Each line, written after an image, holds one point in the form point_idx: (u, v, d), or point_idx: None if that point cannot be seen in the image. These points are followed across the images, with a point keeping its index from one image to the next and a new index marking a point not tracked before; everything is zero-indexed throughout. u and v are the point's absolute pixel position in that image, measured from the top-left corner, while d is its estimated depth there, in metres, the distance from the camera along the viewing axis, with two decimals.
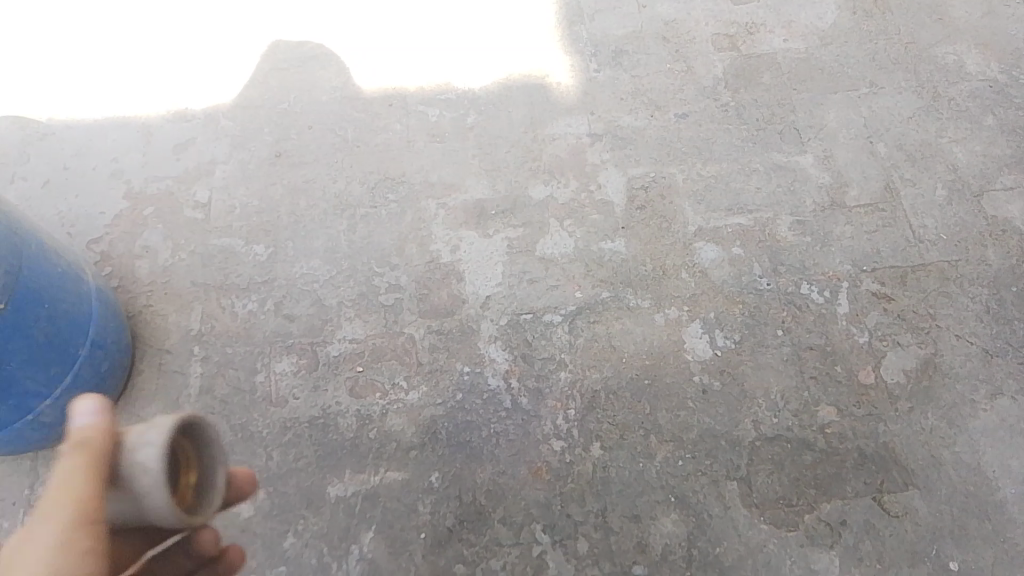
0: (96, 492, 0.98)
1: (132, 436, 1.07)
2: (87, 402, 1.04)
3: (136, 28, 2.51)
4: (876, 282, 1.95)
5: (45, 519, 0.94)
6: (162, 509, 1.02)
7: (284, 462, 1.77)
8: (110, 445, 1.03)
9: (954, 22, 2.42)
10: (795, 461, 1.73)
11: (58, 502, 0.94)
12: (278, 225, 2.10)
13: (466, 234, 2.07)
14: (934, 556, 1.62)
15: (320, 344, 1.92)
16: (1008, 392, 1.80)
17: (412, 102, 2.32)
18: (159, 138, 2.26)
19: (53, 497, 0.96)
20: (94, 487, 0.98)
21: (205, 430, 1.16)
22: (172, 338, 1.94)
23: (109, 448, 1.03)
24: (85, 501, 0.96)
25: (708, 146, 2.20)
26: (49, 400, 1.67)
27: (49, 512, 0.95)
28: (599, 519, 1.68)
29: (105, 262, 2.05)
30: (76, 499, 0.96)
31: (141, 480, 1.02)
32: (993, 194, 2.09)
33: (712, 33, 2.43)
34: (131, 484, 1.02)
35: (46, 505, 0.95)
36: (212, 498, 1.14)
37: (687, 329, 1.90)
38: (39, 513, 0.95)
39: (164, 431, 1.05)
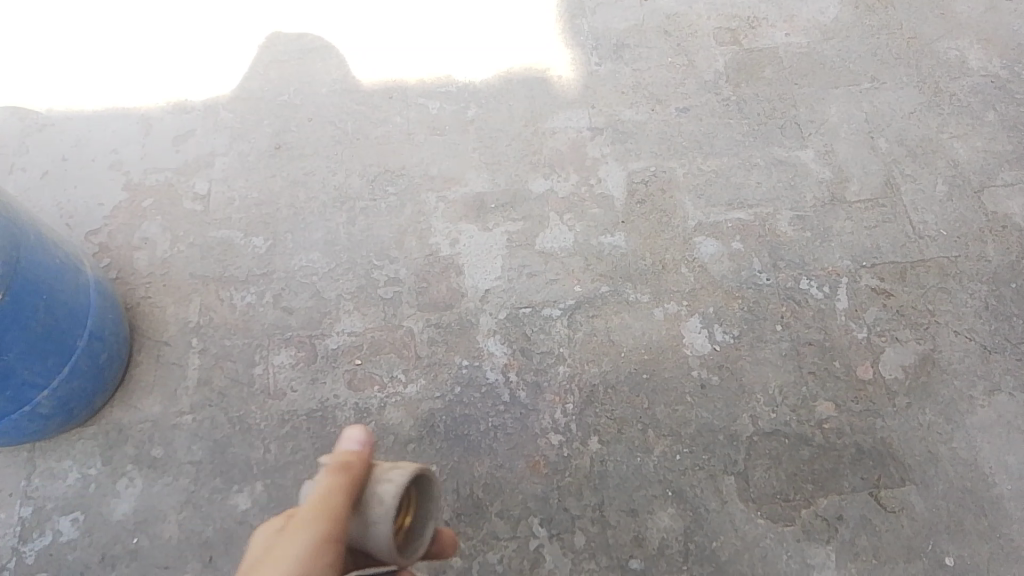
0: (348, 508, 1.04)
1: (379, 471, 1.14)
2: (356, 432, 1.14)
3: (135, 19, 2.50)
4: (875, 278, 1.95)
5: (305, 518, 1.01)
6: (386, 544, 1.06)
7: (282, 454, 1.77)
8: (366, 474, 1.10)
9: (956, 17, 2.41)
10: (793, 456, 1.73)
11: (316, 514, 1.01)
12: (277, 218, 2.10)
13: (465, 227, 2.07)
14: (930, 552, 1.62)
15: (319, 337, 1.92)
16: (1007, 389, 1.79)
17: (412, 95, 2.31)
18: (159, 130, 2.25)
19: (314, 504, 1.03)
20: (348, 502, 1.05)
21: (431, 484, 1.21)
22: (170, 330, 1.94)
23: (365, 473, 1.11)
24: (338, 515, 1.02)
25: (709, 140, 2.19)
26: (47, 391, 1.66)
27: (309, 514, 1.01)
28: (596, 513, 1.68)
29: (104, 253, 2.04)
30: (332, 508, 1.02)
31: (376, 512, 1.06)
32: (994, 190, 2.08)
33: (714, 27, 2.42)
34: (366, 513, 1.07)
35: (309, 506, 1.03)
36: (416, 550, 1.16)
37: (686, 324, 1.90)
38: (300, 512, 1.02)
39: (410, 470, 1.13)
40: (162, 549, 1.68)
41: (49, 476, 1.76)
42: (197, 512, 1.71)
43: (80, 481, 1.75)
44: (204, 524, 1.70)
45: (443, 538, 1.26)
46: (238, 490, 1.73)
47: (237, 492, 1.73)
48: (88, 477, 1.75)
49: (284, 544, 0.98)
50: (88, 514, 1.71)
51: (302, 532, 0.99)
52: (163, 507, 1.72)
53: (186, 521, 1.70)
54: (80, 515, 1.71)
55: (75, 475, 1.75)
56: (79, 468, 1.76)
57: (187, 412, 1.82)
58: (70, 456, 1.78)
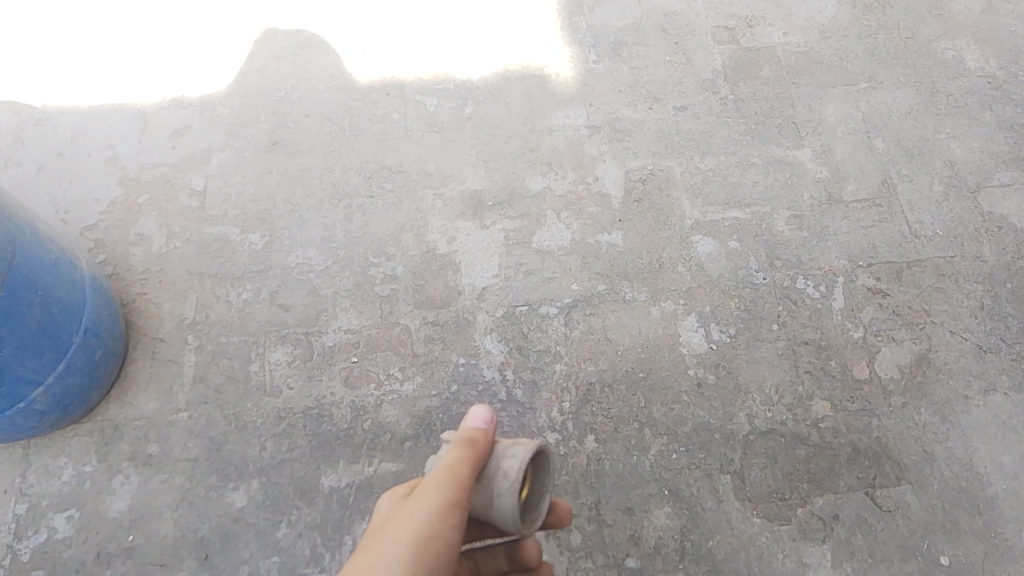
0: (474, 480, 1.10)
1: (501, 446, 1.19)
2: (481, 409, 1.20)
3: (130, 14, 2.48)
4: (871, 278, 1.95)
5: (435, 484, 1.07)
6: (510, 516, 1.11)
7: (278, 451, 1.77)
8: (489, 449, 1.16)
9: (954, 17, 2.41)
10: (789, 455, 1.73)
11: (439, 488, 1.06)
12: (273, 214, 2.09)
13: (463, 225, 2.07)
14: (925, 551, 1.63)
15: (315, 334, 1.92)
16: (1002, 388, 1.80)
17: (409, 91, 2.30)
18: (155, 125, 2.24)
19: (444, 472, 1.09)
20: (473, 473, 1.10)
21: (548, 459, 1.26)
22: (166, 327, 1.93)
23: (488, 447, 1.16)
24: (465, 485, 1.08)
25: (706, 139, 2.20)
26: (42, 387, 1.65)
27: (439, 480, 1.07)
28: (592, 512, 1.68)
29: (99, 249, 2.03)
30: (459, 477, 1.08)
31: (501, 485, 1.12)
32: (990, 190, 2.09)
33: (712, 26, 2.42)
34: (492, 486, 1.13)
35: (440, 474, 1.09)
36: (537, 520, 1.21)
37: (683, 323, 1.90)
38: (431, 479, 1.08)
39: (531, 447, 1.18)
40: (157, 547, 1.67)
41: (43, 473, 1.75)
42: (193, 509, 1.71)
43: (75, 478, 1.74)
44: (200, 522, 1.69)
45: (557, 509, 1.36)
46: (234, 488, 1.73)
47: (233, 490, 1.73)
48: (83, 474, 1.74)
49: (414, 505, 1.04)
50: (82, 512, 1.71)
51: (432, 496, 1.05)
52: (159, 505, 1.71)
53: (182, 519, 1.70)
54: (75, 512, 1.71)
55: (70, 472, 1.75)
56: (74, 465, 1.75)
57: (183, 409, 1.82)
58: (65, 453, 1.77)
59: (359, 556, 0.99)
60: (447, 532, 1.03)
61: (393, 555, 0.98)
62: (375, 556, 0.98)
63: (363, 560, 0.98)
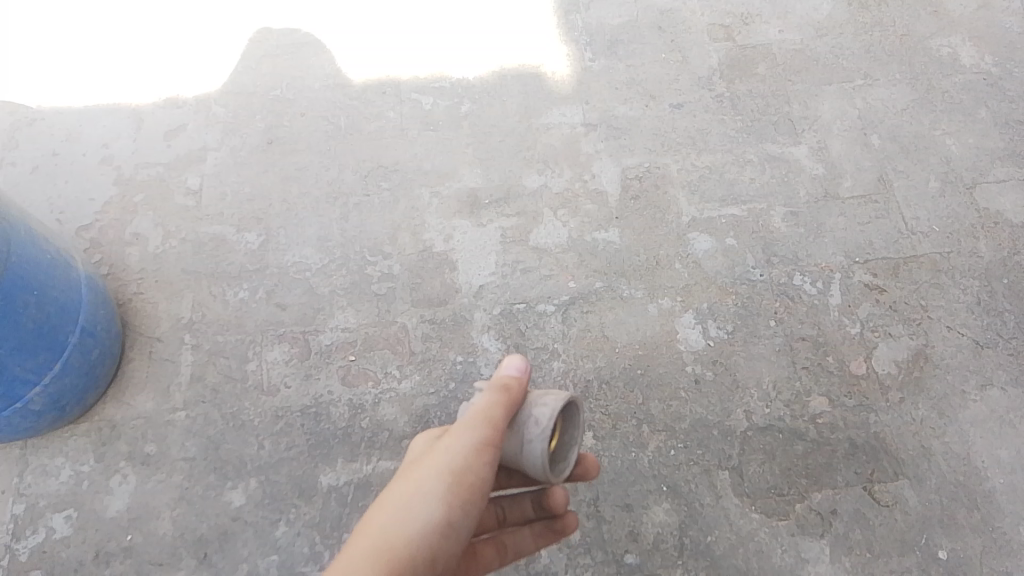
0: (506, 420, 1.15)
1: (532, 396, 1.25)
2: (515, 359, 1.25)
3: (125, 14, 2.48)
4: (868, 274, 1.96)
5: (468, 422, 1.12)
6: (539, 462, 1.18)
7: (276, 450, 1.76)
8: (523, 397, 1.22)
9: (948, 14, 2.42)
10: (787, 450, 1.73)
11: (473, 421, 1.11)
12: (270, 213, 2.09)
13: (460, 223, 2.06)
14: (923, 546, 1.63)
15: (312, 333, 1.91)
16: (998, 383, 1.81)
17: (405, 90, 2.30)
18: (151, 124, 2.24)
19: (478, 411, 1.14)
20: (506, 415, 1.15)
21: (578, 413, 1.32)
22: (163, 326, 1.92)
23: (519, 393, 1.21)
24: (498, 425, 1.13)
25: (702, 136, 2.20)
26: (38, 388, 1.65)
27: (471, 420, 1.12)
28: (591, 509, 1.68)
29: (95, 249, 2.03)
30: (492, 417, 1.13)
31: (532, 431, 1.18)
32: (985, 186, 2.09)
33: (708, 23, 2.42)
34: (522, 433, 1.19)
35: (474, 414, 1.14)
36: (564, 470, 1.27)
37: (680, 320, 1.90)
38: (464, 418, 1.13)
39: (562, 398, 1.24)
40: (155, 546, 1.67)
41: (40, 473, 1.74)
42: (191, 508, 1.70)
43: (72, 478, 1.73)
44: (198, 521, 1.69)
45: (585, 462, 1.36)
46: (232, 487, 1.72)
47: (231, 489, 1.72)
48: (80, 474, 1.74)
49: (448, 440, 1.09)
50: (80, 512, 1.70)
51: (466, 434, 1.10)
52: (157, 504, 1.71)
53: (179, 518, 1.69)
54: (72, 512, 1.70)
55: (67, 472, 1.74)
56: (71, 465, 1.75)
57: (180, 409, 1.81)
58: (62, 453, 1.76)
59: (397, 486, 1.06)
60: (481, 466, 1.08)
61: (427, 486, 1.04)
62: (412, 486, 1.04)
63: (400, 490, 1.04)
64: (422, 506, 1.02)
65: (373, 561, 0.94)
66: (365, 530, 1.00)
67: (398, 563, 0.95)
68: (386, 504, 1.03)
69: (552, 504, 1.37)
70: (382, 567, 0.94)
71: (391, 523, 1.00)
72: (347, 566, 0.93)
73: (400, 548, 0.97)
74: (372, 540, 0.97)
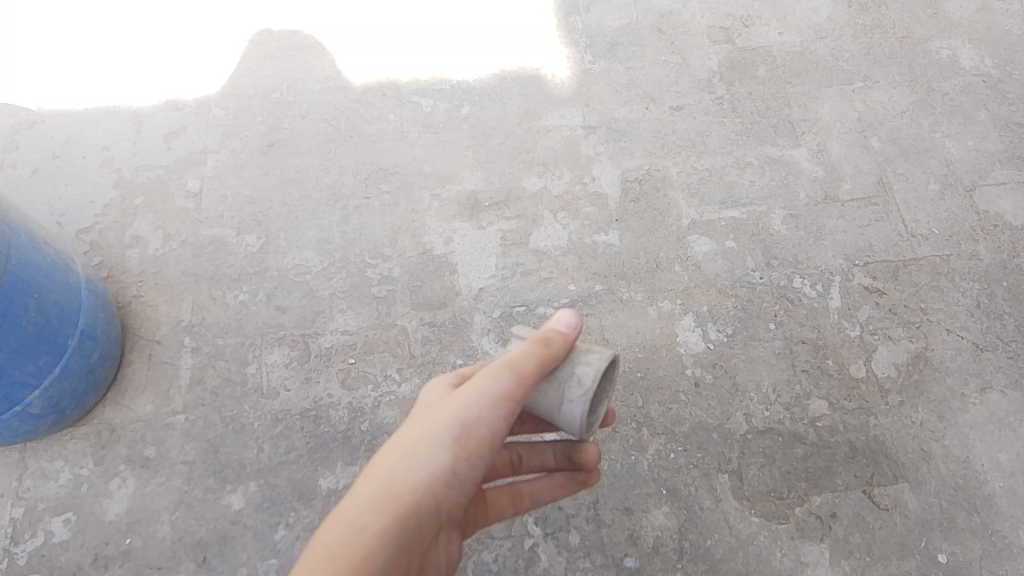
0: (533, 373, 1.15)
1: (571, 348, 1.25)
2: (565, 314, 1.25)
3: (125, 16, 2.48)
4: (868, 277, 1.96)
5: (491, 371, 1.13)
6: (578, 422, 1.22)
7: (276, 453, 1.76)
8: (560, 353, 1.21)
9: (948, 16, 2.42)
10: (786, 453, 1.73)
11: (495, 375, 1.12)
12: (270, 216, 2.09)
13: (459, 225, 2.06)
14: (922, 549, 1.63)
15: (312, 335, 1.91)
16: (998, 386, 1.81)
17: (405, 92, 2.30)
18: (151, 127, 2.24)
19: (505, 361, 1.14)
20: (534, 368, 1.15)
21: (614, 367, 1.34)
22: (163, 329, 1.93)
23: (555, 345, 1.21)
24: (522, 381, 1.13)
25: (702, 139, 2.20)
26: (38, 391, 1.65)
27: (495, 370, 1.13)
28: (590, 512, 1.68)
29: (95, 252, 2.03)
30: (519, 370, 1.14)
31: (573, 392, 1.21)
32: (985, 189, 2.09)
33: (707, 26, 2.43)
34: (563, 391, 1.22)
35: (501, 362, 1.14)
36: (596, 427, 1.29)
37: (680, 322, 1.90)
38: (489, 366, 1.14)
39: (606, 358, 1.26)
40: (155, 550, 1.67)
41: (40, 476, 1.74)
42: (190, 512, 1.70)
43: (72, 481, 1.74)
44: (198, 524, 1.69)
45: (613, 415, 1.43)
46: (232, 490, 1.72)
47: (231, 492, 1.72)
48: (80, 477, 1.74)
49: (467, 389, 1.12)
50: (79, 515, 1.70)
51: (485, 384, 1.11)
52: (156, 507, 1.71)
53: (179, 522, 1.69)
54: (72, 516, 1.70)
55: (66, 475, 1.74)
56: (71, 468, 1.75)
57: (179, 412, 1.81)
58: (61, 456, 1.76)
59: (409, 428, 1.11)
60: (494, 420, 1.10)
61: (436, 436, 1.08)
62: (422, 434, 1.08)
63: (411, 435, 1.09)
64: (428, 455, 1.07)
65: (375, 509, 1.02)
66: (373, 472, 1.07)
67: (399, 512, 1.03)
68: (396, 446, 1.09)
69: (578, 461, 1.42)
70: (383, 514, 1.02)
71: (397, 470, 1.06)
72: (351, 512, 1.02)
73: (401, 496, 1.04)
74: (377, 485, 1.04)
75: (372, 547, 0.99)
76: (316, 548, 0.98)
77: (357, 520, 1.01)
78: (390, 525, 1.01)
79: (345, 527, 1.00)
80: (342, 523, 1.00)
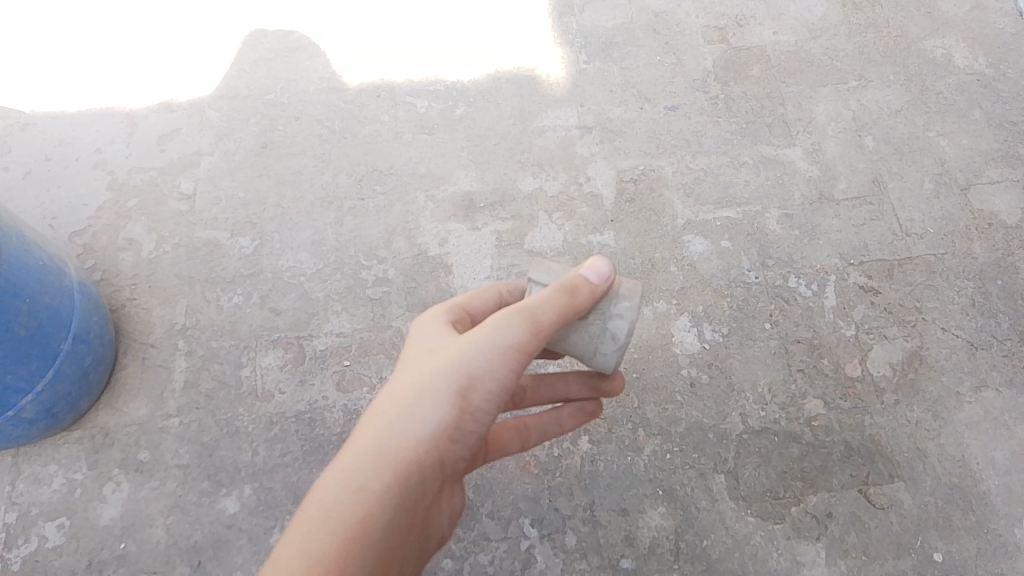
0: (549, 325, 1.11)
1: (596, 296, 1.19)
2: (598, 263, 1.21)
3: (119, 17, 2.47)
4: (863, 276, 1.96)
5: (501, 320, 1.08)
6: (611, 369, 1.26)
7: (270, 457, 1.76)
8: (581, 303, 1.16)
9: (942, 15, 2.42)
10: (782, 453, 1.73)
11: (505, 327, 1.07)
12: (264, 218, 2.08)
13: (454, 226, 2.06)
14: (918, 549, 1.63)
15: (307, 338, 1.91)
16: (993, 385, 1.81)
17: (400, 93, 2.30)
18: (144, 128, 2.23)
19: (517, 309, 1.09)
20: (549, 318, 1.11)
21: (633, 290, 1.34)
22: (157, 332, 1.92)
23: (576, 295, 1.15)
24: (536, 333, 1.09)
25: (697, 139, 2.20)
26: (31, 396, 1.64)
27: (504, 319, 1.08)
28: (587, 513, 1.68)
29: (88, 255, 2.02)
30: (532, 319, 1.09)
31: (607, 346, 1.23)
32: (979, 187, 2.09)
33: (702, 25, 2.42)
34: (597, 343, 1.23)
35: (512, 310, 1.09)
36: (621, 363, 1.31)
37: (675, 322, 1.90)
38: (499, 313, 1.09)
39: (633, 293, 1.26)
40: (149, 554, 1.66)
41: (34, 481, 1.73)
42: (185, 516, 1.70)
43: (66, 486, 1.73)
44: (192, 528, 1.68)
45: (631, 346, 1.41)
46: (227, 494, 1.72)
47: (225, 495, 1.72)
48: (74, 481, 1.73)
49: (474, 337, 1.08)
50: (73, 520, 1.69)
51: (493, 333, 1.07)
52: (151, 512, 1.70)
53: (174, 526, 1.69)
54: (66, 520, 1.69)
55: (60, 479, 1.73)
56: (65, 473, 1.74)
57: (174, 415, 1.81)
58: (55, 460, 1.76)
59: (409, 376, 1.08)
60: (501, 372, 1.08)
61: (436, 387, 1.05)
62: (423, 386, 1.06)
63: (411, 384, 1.07)
64: (427, 409, 1.05)
65: (374, 467, 1.01)
66: (371, 422, 1.06)
67: (400, 469, 1.03)
68: (395, 396, 1.07)
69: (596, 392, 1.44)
70: (383, 473, 1.02)
71: (396, 423, 1.05)
72: (348, 468, 1.02)
73: (401, 452, 1.04)
74: (376, 439, 1.04)
75: (370, 507, 1.00)
76: (313, 506, 0.99)
77: (354, 478, 1.01)
78: (390, 484, 1.02)
79: (343, 486, 1.00)
80: (340, 480, 1.01)
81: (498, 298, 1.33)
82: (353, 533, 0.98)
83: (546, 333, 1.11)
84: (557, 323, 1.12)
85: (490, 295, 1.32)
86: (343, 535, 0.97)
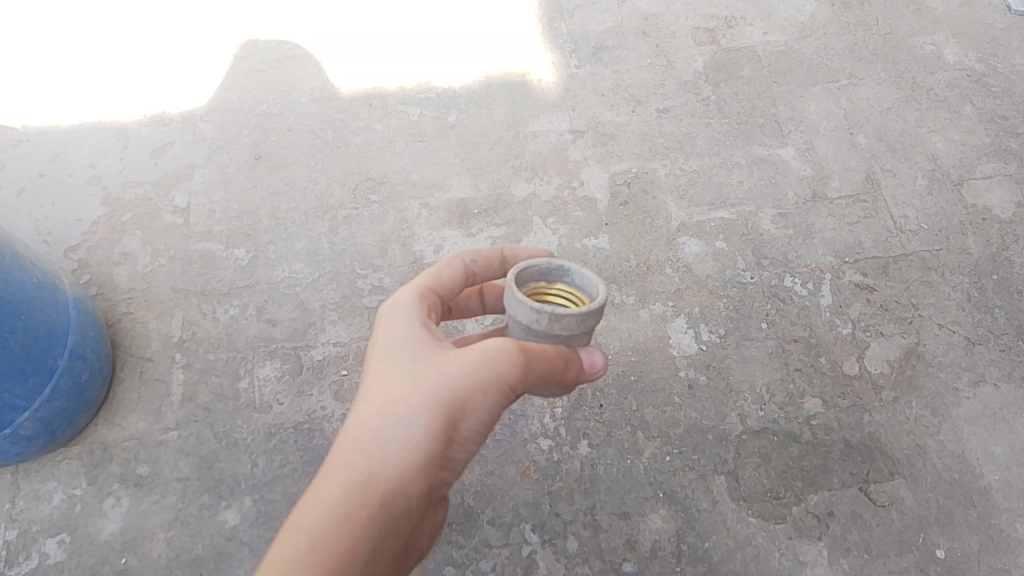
0: (540, 368, 1.13)
1: (586, 376, 1.26)
2: (594, 355, 1.27)
3: (109, 29, 2.47)
4: (858, 273, 1.96)
5: (497, 355, 1.09)
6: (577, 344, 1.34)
7: (269, 468, 1.75)
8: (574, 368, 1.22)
9: (931, 12, 2.43)
10: (782, 453, 1.73)
11: (500, 365, 1.08)
12: (258, 229, 2.08)
13: (449, 233, 2.06)
14: (921, 546, 1.62)
15: (304, 348, 1.90)
16: (991, 379, 1.81)
17: (391, 101, 2.30)
18: (137, 143, 2.23)
19: (511, 345, 1.10)
20: (542, 361, 1.13)
21: (535, 316, 1.18)
22: (154, 345, 1.91)
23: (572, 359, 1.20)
24: (528, 374, 1.12)
25: (689, 141, 2.20)
26: (28, 412, 1.63)
27: (498, 353, 1.09)
28: (587, 518, 1.67)
29: (83, 270, 2.01)
30: (526, 356, 1.11)
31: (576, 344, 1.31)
32: (972, 183, 2.10)
33: (692, 27, 2.43)
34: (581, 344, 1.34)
35: (507, 343, 1.10)
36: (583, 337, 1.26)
37: (673, 324, 1.89)
38: (493, 344, 1.10)
39: (572, 311, 1.17)
40: (150, 569, 1.65)
41: (32, 498, 1.72)
42: (185, 529, 1.69)
43: (65, 502, 1.72)
44: (193, 541, 1.68)
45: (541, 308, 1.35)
46: (227, 506, 1.71)
47: (225, 508, 1.71)
48: (73, 497, 1.72)
49: (468, 368, 1.08)
50: (73, 536, 1.69)
51: (486, 367, 1.08)
52: (151, 526, 1.69)
53: (175, 539, 1.68)
54: (66, 536, 1.69)
55: (59, 496, 1.73)
56: (64, 489, 1.73)
57: (172, 429, 1.80)
58: (54, 477, 1.75)
59: (394, 397, 1.08)
60: (491, 408, 1.10)
61: (425, 415, 1.07)
62: (410, 409, 1.07)
63: (397, 408, 1.08)
64: (415, 437, 1.06)
65: (361, 498, 1.03)
66: (356, 445, 1.07)
67: (387, 499, 1.04)
68: (381, 416, 1.08)
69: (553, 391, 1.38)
70: (371, 500, 1.03)
71: (382, 448, 1.06)
72: (337, 489, 1.03)
73: (389, 477, 1.05)
74: (364, 460, 1.06)
75: (358, 537, 1.01)
76: (298, 533, 1.00)
77: (342, 502, 1.02)
78: (378, 515, 1.03)
79: (331, 514, 1.01)
80: (327, 506, 1.02)
81: (462, 270, 1.33)
82: (340, 562, 0.99)
83: (536, 371, 1.13)
84: (549, 367, 1.15)
85: (454, 269, 1.33)
86: (327, 564, 0.98)
